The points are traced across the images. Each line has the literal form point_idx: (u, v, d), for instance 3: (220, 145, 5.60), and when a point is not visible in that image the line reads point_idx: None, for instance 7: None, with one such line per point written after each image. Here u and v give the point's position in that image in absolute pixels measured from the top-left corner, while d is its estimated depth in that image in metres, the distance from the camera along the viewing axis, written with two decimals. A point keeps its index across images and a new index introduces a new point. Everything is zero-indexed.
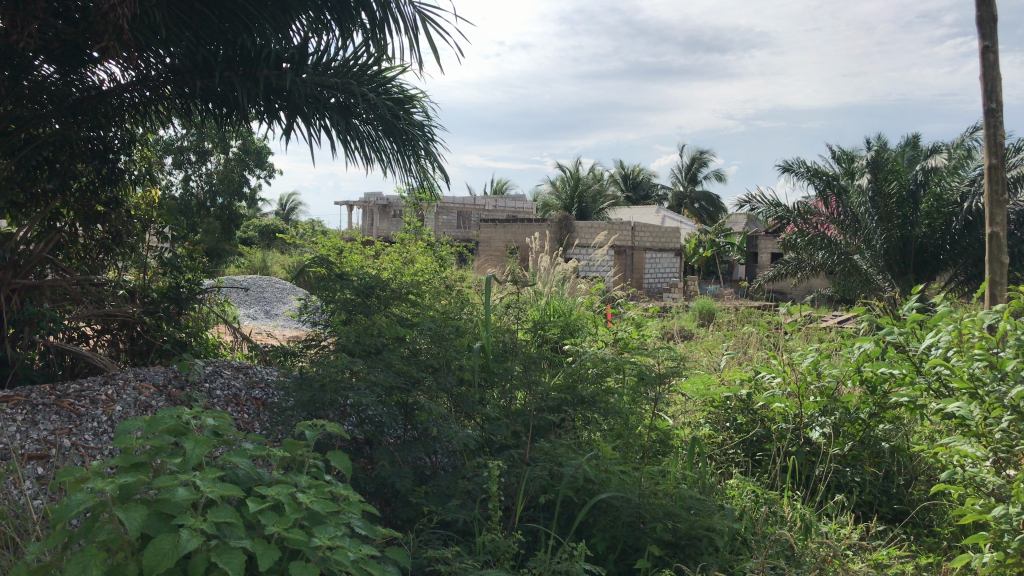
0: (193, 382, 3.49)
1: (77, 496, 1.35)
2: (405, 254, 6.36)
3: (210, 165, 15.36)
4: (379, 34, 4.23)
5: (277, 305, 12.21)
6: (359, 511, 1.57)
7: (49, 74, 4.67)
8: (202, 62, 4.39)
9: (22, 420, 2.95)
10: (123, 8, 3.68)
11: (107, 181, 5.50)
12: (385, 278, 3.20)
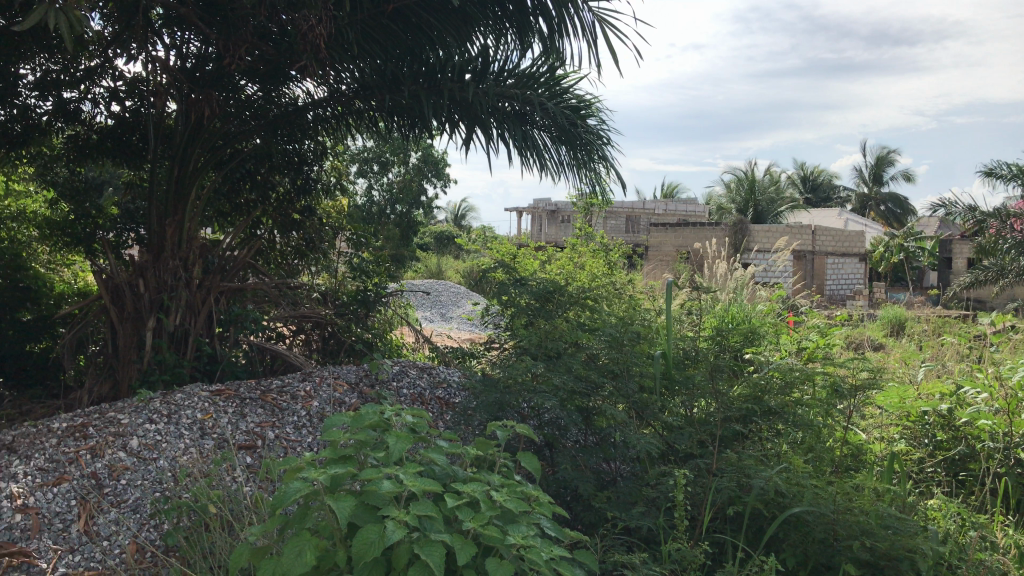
0: (383, 381, 3.66)
1: (294, 484, 1.45)
2: (579, 259, 6.39)
3: (391, 174, 16.09)
4: (557, 40, 4.28)
5: (453, 308, 12.61)
6: (549, 513, 1.60)
7: (253, 93, 5.01)
8: (391, 77, 4.61)
9: (233, 412, 3.20)
10: (320, 29, 3.93)
11: (301, 191, 5.95)
12: (564, 284, 3.23)
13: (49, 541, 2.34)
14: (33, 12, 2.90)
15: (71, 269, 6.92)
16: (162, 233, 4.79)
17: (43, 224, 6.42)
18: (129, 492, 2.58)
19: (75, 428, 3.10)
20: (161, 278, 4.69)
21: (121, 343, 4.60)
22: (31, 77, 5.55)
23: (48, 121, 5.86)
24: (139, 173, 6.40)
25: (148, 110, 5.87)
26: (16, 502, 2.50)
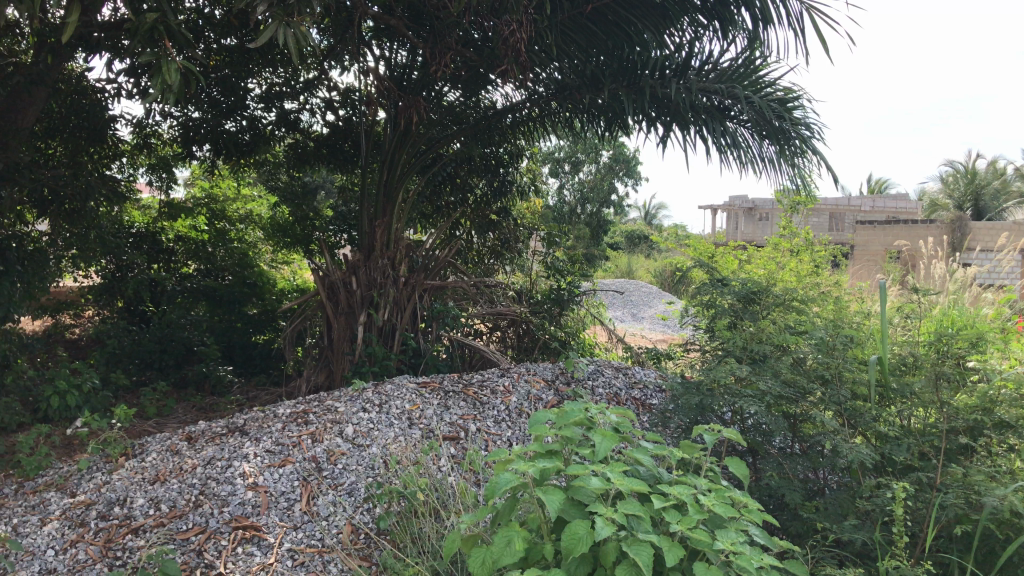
0: (579, 379, 3.69)
1: (504, 476, 1.51)
2: (779, 259, 6.15)
3: (582, 174, 16.22)
4: (761, 30, 4.14)
5: (644, 308, 12.53)
6: (758, 520, 1.56)
7: (455, 98, 5.24)
8: (589, 76, 4.65)
9: (437, 403, 3.34)
10: (522, 33, 4.01)
11: (497, 193, 6.17)
12: (768, 284, 3.12)
13: (276, 517, 2.54)
14: (266, 30, 3.14)
15: (291, 267, 7.45)
16: (373, 233, 5.08)
17: (267, 227, 6.96)
18: (345, 476, 2.75)
19: (297, 414, 3.35)
20: (371, 276, 4.96)
21: (335, 337, 4.86)
22: (257, 91, 6.06)
23: (272, 131, 6.34)
24: (350, 178, 6.82)
25: (359, 118, 6.24)
26: (248, 481, 2.74)
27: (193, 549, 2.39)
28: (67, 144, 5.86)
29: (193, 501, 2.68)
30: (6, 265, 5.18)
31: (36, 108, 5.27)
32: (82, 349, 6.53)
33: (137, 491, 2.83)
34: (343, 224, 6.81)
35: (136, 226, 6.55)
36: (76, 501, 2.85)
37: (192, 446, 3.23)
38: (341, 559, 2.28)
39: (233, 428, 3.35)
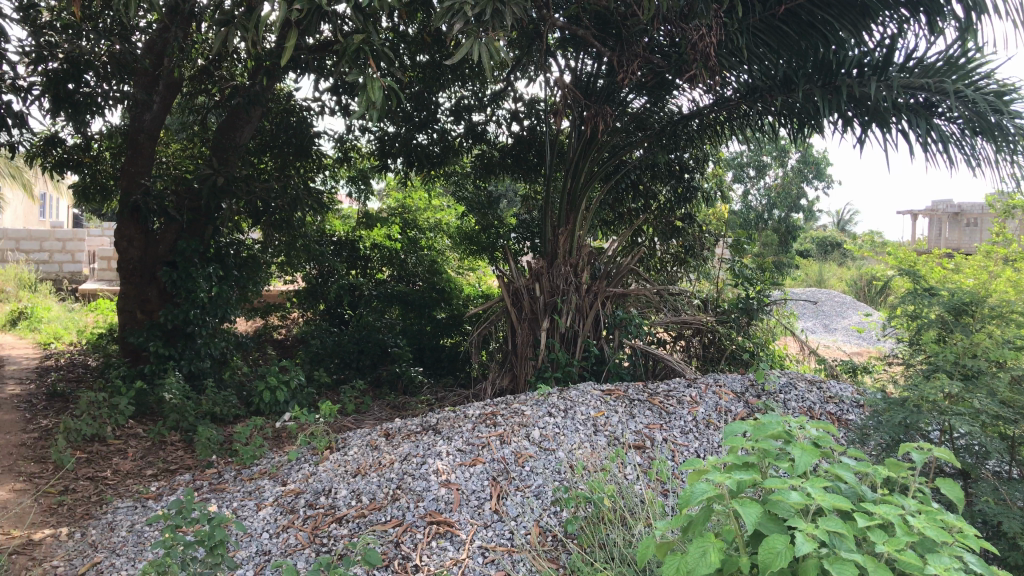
0: (769, 392, 3.58)
1: (699, 486, 1.50)
2: (994, 266, 5.67)
3: (768, 179, 15.68)
4: (974, 19, 3.86)
5: (837, 319, 11.94)
6: (975, 547, 1.46)
7: (641, 105, 5.22)
8: (780, 78, 4.51)
9: (623, 411, 3.35)
10: (711, 38, 3.95)
11: (682, 200, 6.16)
12: (982, 294, 2.90)
13: (467, 515, 2.63)
14: (462, 45, 3.23)
15: (476, 274, 7.52)
16: (556, 241, 5.18)
17: (455, 234, 7.19)
18: (533, 479, 2.81)
19: (486, 416, 3.47)
20: (554, 282, 5.02)
21: (519, 342, 5.01)
22: (447, 104, 6.32)
23: (461, 142, 6.57)
24: (533, 186, 6.94)
25: (543, 128, 6.34)
26: (441, 477, 2.86)
27: (392, 540, 2.51)
28: (276, 158, 6.44)
29: (391, 494, 2.83)
30: (225, 269, 5.81)
31: (252, 126, 5.85)
32: (288, 348, 7.03)
33: (340, 483, 3.02)
34: (527, 232, 6.89)
35: (337, 234, 7.02)
36: (288, 489, 3.09)
37: (390, 441, 3.41)
38: (530, 559, 2.33)
39: (427, 427, 3.50)
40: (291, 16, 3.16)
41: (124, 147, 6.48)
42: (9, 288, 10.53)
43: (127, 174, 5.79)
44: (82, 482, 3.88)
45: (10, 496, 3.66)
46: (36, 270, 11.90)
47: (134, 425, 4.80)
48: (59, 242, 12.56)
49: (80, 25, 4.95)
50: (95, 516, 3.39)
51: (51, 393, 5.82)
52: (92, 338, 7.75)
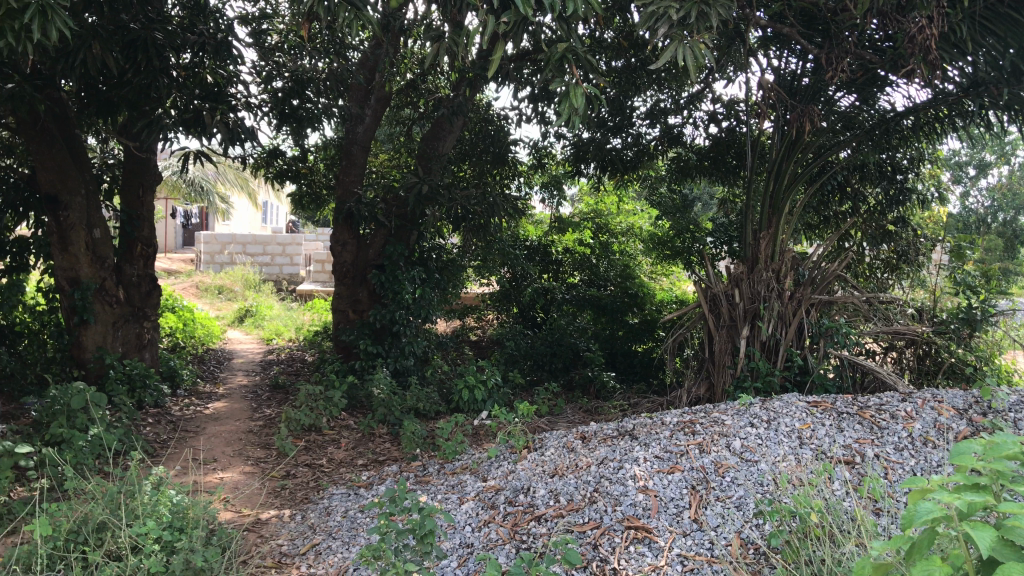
0: (998, 410, 3.29)
1: (924, 506, 1.43)
2: None
3: (992, 177, 14.43)
4: None
5: None
6: None
7: (850, 103, 4.97)
8: (1012, 68, 4.15)
9: (830, 424, 3.20)
10: (933, 30, 3.69)
11: (894, 203, 5.83)
12: None
13: (666, 522, 2.62)
14: (666, 49, 3.18)
15: (671, 278, 7.31)
16: (757, 246, 5.02)
17: (648, 239, 7.10)
18: (734, 489, 2.75)
19: (684, 423, 3.43)
20: (755, 288, 4.86)
21: (717, 349, 4.90)
22: (643, 107, 6.28)
23: (656, 146, 6.50)
24: (732, 190, 6.91)
25: (743, 129, 6.15)
26: (639, 483, 2.86)
27: (590, 542, 2.55)
28: (475, 166, 6.68)
29: (588, 496, 2.86)
30: (427, 272, 6.11)
31: (454, 136, 6.09)
32: (484, 349, 7.26)
33: (538, 482, 3.09)
34: (724, 236, 6.82)
35: (530, 239, 7.21)
36: (488, 486, 3.20)
37: (586, 444, 3.44)
38: (730, 570, 2.29)
39: (624, 432, 3.51)
40: (497, 30, 3.26)
41: (338, 158, 6.95)
42: (237, 287, 11.57)
43: (342, 184, 6.20)
44: (301, 468, 4.20)
45: (241, 478, 4.03)
46: (259, 271, 13.00)
47: (346, 417, 5.13)
48: (279, 246, 13.67)
49: (303, 45, 5.35)
50: (314, 500, 3.66)
51: (274, 385, 6.33)
52: (308, 334, 8.36)
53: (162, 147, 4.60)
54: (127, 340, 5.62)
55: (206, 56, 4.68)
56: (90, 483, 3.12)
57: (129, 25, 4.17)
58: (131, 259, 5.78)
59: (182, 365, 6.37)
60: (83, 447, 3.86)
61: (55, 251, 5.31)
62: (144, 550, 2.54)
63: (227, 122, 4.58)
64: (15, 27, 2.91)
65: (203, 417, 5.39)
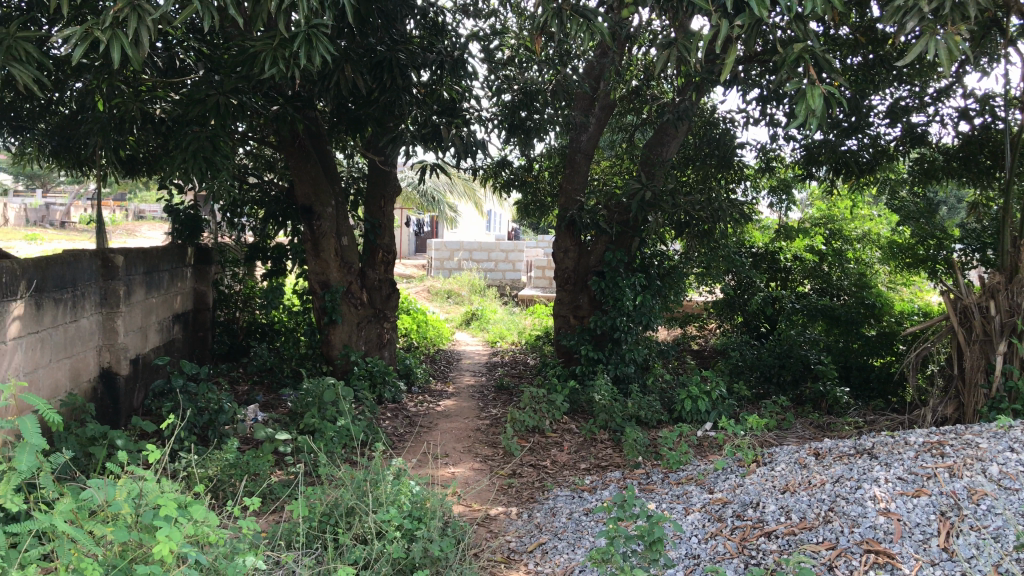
0: None
1: None
2: None
3: None
4: None
5: None
6: None
7: None
8: None
9: None
10: None
11: None
12: None
13: (910, 548, 2.45)
14: (914, 44, 2.95)
15: (911, 289, 6.72)
16: (1016, 253, 4.57)
17: (886, 247, 6.63)
18: (991, 518, 2.53)
19: (931, 445, 3.19)
20: (1014, 300, 4.42)
21: (968, 366, 4.51)
22: (881, 106, 5.83)
23: (898, 147, 6.07)
24: (985, 193, 6.30)
25: (1000, 126, 5.61)
26: (879, 505, 2.70)
27: (825, 563, 2.45)
28: (699, 171, 6.59)
29: (823, 515, 2.74)
30: (649, 279, 6.08)
31: (678, 143, 6.03)
32: (706, 359, 7.10)
33: (768, 497, 2.99)
34: (976, 242, 6.09)
35: (756, 246, 7.13)
36: (715, 498, 3.14)
37: (820, 461, 3.29)
38: None
39: (862, 450, 3.32)
40: (731, 33, 3.20)
41: (561, 166, 7.11)
42: (464, 291, 12.10)
43: (566, 192, 6.35)
44: (527, 468, 4.34)
45: (471, 473, 4.23)
46: (485, 276, 13.51)
47: (569, 421, 5.22)
48: (502, 252, 14.03)
49: (532, 59, 5.51)
50: (539, 499, 3.76)
51: (499, 386, 6.56)
52: (531, 339, 8.58)
53: (402, 160, 4.92)
54: (369, 340, 6.04)
55: (444, 74, 4.95)
56: (340, 470, 3.40)
57: (377, 48, 4.49)
58: (373, 264, 6.19)
59: (416, 364, 6.77)
60: (333, 437, 4.22)
61: (310, 257, 5.83)
62: (387, 535, 2.74)
63: (461, 136, 4.83)
64: (286, 54, 3.24)
65: (436, 414, 5.71)
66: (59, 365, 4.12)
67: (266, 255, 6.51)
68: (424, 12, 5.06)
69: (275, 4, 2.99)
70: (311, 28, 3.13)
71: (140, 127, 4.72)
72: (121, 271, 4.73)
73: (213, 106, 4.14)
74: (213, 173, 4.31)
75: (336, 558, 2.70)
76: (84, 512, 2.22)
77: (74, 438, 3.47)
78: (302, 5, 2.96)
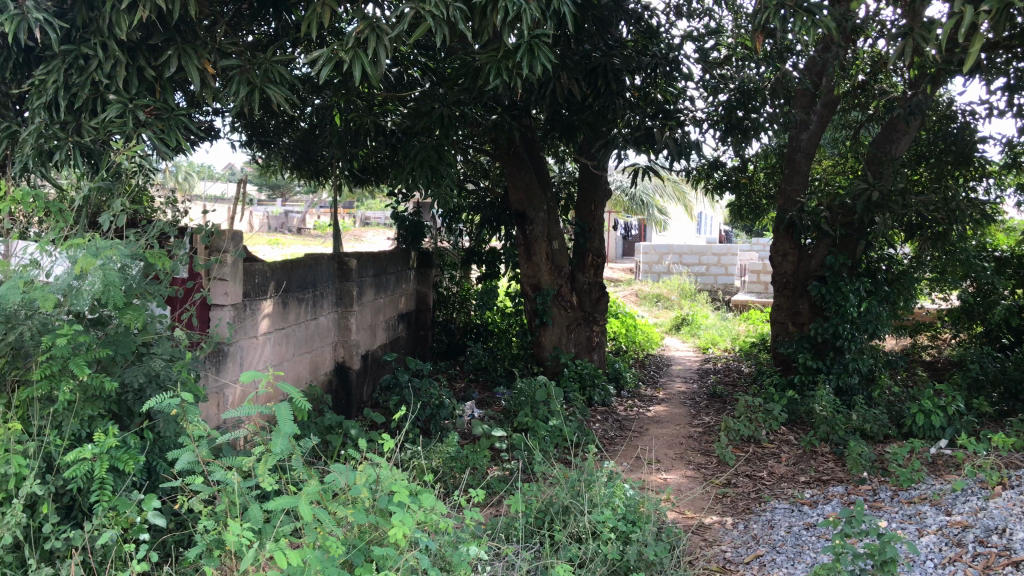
0: None
1: None
2: None
3: None
4: None
5: None
6: None
7: None
8: None
9: None
10: None
11: None
12: None
13: None
14: None
15: None
16: None
17: None
18: None
19: None
20: None
21: None
22: None
23: None
24: None
25: None
26: None
27: None
28: (933, 168, 6.12)
29: None
30: (875, 284, 5.73)
31: (910, 139, 5.64)
32: (939, 371, 6.58)
33: (1017, 524, 2.75)
34: None
35: (1000, 249, 6.54)
36: (953, 520, 2.91)
37: None
38: None
39: None
40: (976, 19, 2.97)
41: (779, 167, 6.88)
42: (673, 296, 11.91)
43: (784, 193, 6.12)
44: (743, 478, 4.22)
45: (684, 481, 4.18)
46: (695, 280, 13.26)
47: (786, 432, 5.02)
48: (714, 256, 13.65)
49: (749, 57, 5.36)
50: (756, 511, 3.65)
51: (712, 394, 6.42)
52: (744, 346, 8.31)
53: (614, 164, 4.95)
54: (579, 343, 6.11)
55: (658, 77, 4.94)
56: (555, 468, 3.48)
57: (592, 53, 4.54)
58: (584, 268, 6.26)
59: (626, 368, 6.78)
60: (546, 436, 4.33)
61: (524, 261, 6.01)
62: (602, 536, 2.78)
63: (675, 138, 4.78)
64: (509, 64, 3.37)
65: (646, 419, 5.68)
66: (301, 359, 4.51)
67: (481, 258, 6.77)
68: (638, 15, 5.06)
69: (500, 17, 3.13)
70: (533, 38, 3.25)
71: (372, 139, 5.08)
72: (354, 273, 5.09)
73: (438, 117, 4.37)
74: (437, 180, 4.56)
75: (553, 555, 2.78)
76: (328, 494, 2.43)
77: (314, 427, 3.80)
78: (527, 18, 3.07)
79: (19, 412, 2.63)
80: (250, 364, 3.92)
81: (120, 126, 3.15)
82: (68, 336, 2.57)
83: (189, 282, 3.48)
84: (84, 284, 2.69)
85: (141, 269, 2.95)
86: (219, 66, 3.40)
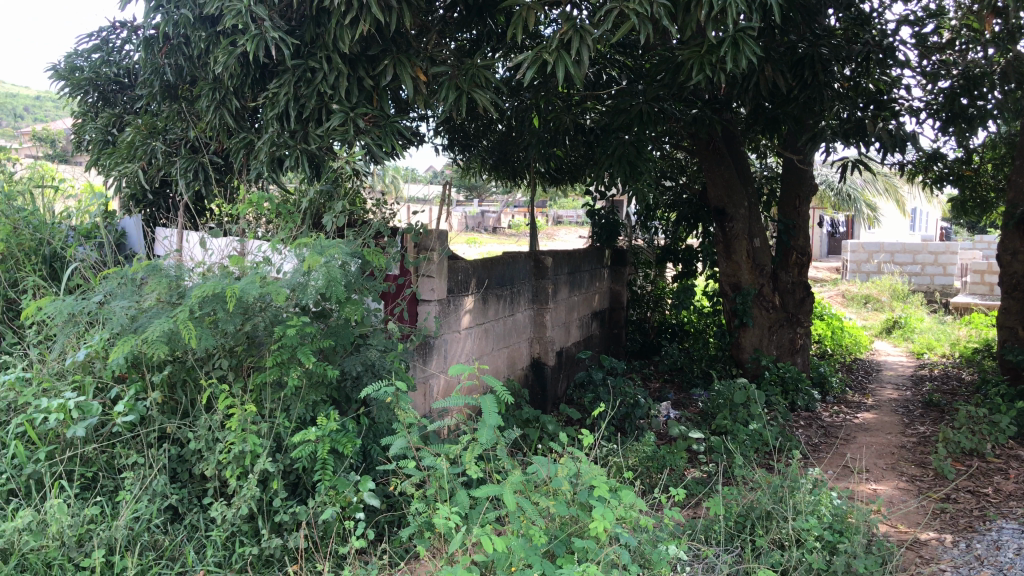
0: None
1: None
2: None
3: None
4: None
5: None
6: None
7: None
8: None
9: None
10: None
11: None
12: None
13: None
14: None
15: None
16: None
17: None
18: None
19: None
20: None
21: None
22: None
23: None
24: None
25: None
26: None
27: None
28: None
29: None
30: None
31: None
32: None
33: None
34: None
35: None
36: None
37: None
38: None
39: None
40: None
41: (1008, 157, 6.30)
42: (884, 297, 11.21)
43: (1015, 185, 5.60)
44: (964, 494, 3.91)
45: (897, 493, 3.93)
46: (910, 281, 12.38)
47: (1015, 446, 4.61)
48: (931, 255, 12.72)
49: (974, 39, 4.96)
50: (980, 530, 3.38)
51: (928, 402, 5.99)
52: (966, 351, 7.68)
53: (821, 158, 4.73)
54: (781, 345, 5.87)
55: (870, 65, 4.68)
56: (756, 473, 3.38)
57: (799, 45, 4.36)
58: (786, 266, 6.02)
59: (831, 373, 6.46)
60: (746, 439, 4.22)
61: (723, 259, 5.89)
62: (807, 545, 2.69)
63: (889, 130, 4.51)
64: (713, 60, 3.32)
65: (854, 426, 5.39)
66: (500, 354, 4.65)
67: (678, 257, 6.69)
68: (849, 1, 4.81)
69: (705, 12, 3.09)
70: (738, 31, 3.18)
71: (570, 138, 5.15)
72: (550, 271, 5.19)
73: (638, 114, 4.37)
74: (635, 178, 4.55)
75: (755, 560, 2.71)
76: (531, 484, 2.50)
77: (514, 419, 3.92)
78: (731, 12, 3.02)
79: (253, 395, 2.87)
80: (454, 357, 4.10)
81: (342, 133, 3.40)
82: (297, 327, 2.80)
83: (401, 278, 3.70)
84: (310, 280, 2.93)
85: (359, 266, 3.16)
86: (430, 74, 3.58)
